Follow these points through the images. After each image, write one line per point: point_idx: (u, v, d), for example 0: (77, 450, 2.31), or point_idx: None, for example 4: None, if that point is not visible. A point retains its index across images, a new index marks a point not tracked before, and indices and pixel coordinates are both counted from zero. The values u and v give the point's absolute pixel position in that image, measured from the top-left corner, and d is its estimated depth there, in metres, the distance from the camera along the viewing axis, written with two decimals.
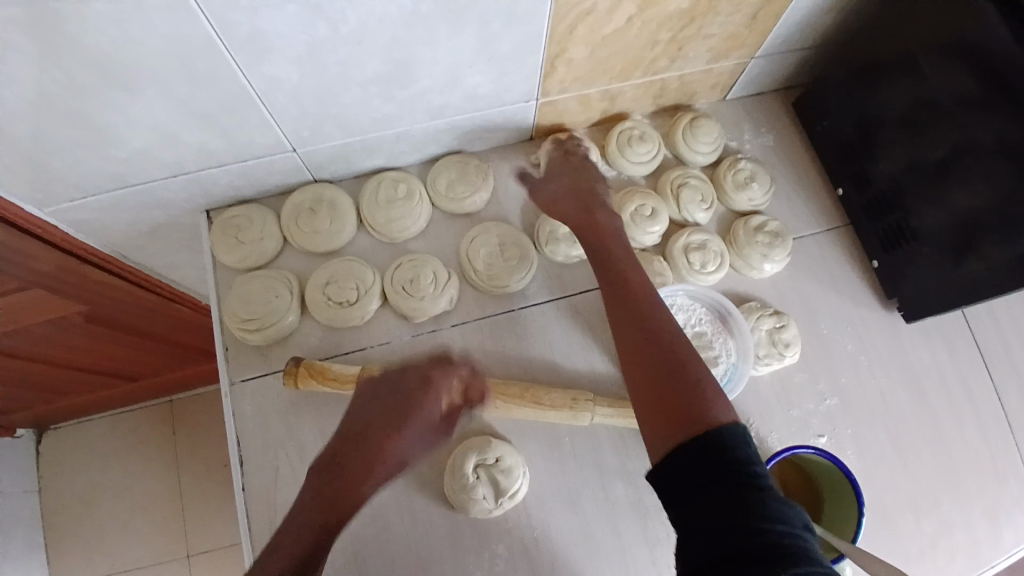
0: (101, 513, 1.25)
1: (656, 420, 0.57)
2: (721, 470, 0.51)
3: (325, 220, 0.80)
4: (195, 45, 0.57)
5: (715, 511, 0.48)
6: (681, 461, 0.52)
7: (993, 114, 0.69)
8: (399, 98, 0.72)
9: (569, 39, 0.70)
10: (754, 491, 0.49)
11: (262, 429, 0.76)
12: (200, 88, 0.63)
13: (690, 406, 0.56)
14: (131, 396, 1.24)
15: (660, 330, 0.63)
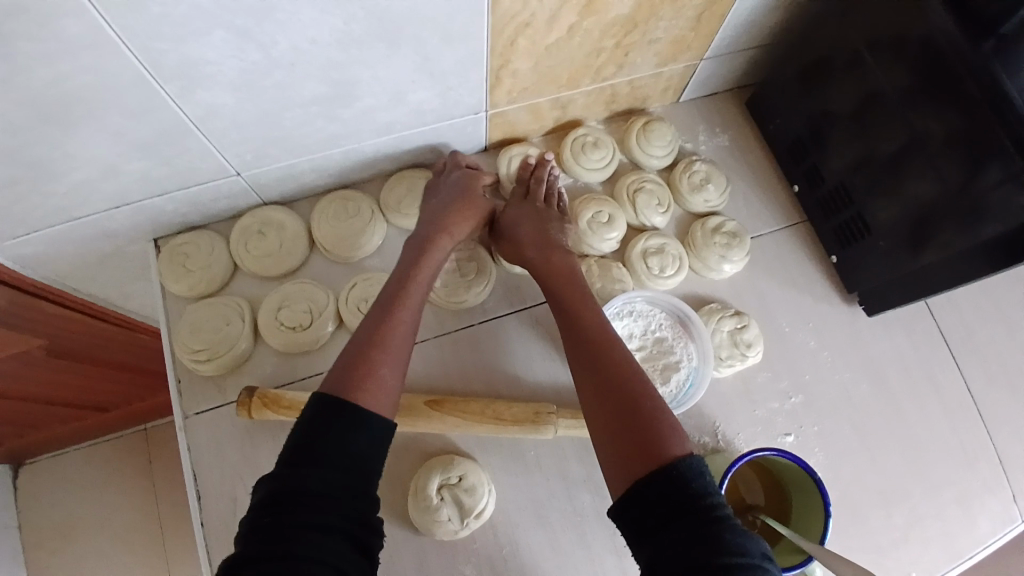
0: (78, 549, 1.18)
1: (616, 458, 0.57)
2: (678, 509, 0.51)
3: (274, 243, 0.79)
4: (123, 76, 0.55)
5: (673, 553, 0.49)
6: (639, 502, 0.53)
7: (939, 106, 0.67)
8: (343, 117, 0.71)
9: (512, 51, 0.70)
10: (709, 529, 0.49)
11: (219, 459, 0.76)
12: (135, 118, 0.61)
13: (648, 440, 0.56)
14: (104, 426, 1.18)
15: (616, 359, 0.63)
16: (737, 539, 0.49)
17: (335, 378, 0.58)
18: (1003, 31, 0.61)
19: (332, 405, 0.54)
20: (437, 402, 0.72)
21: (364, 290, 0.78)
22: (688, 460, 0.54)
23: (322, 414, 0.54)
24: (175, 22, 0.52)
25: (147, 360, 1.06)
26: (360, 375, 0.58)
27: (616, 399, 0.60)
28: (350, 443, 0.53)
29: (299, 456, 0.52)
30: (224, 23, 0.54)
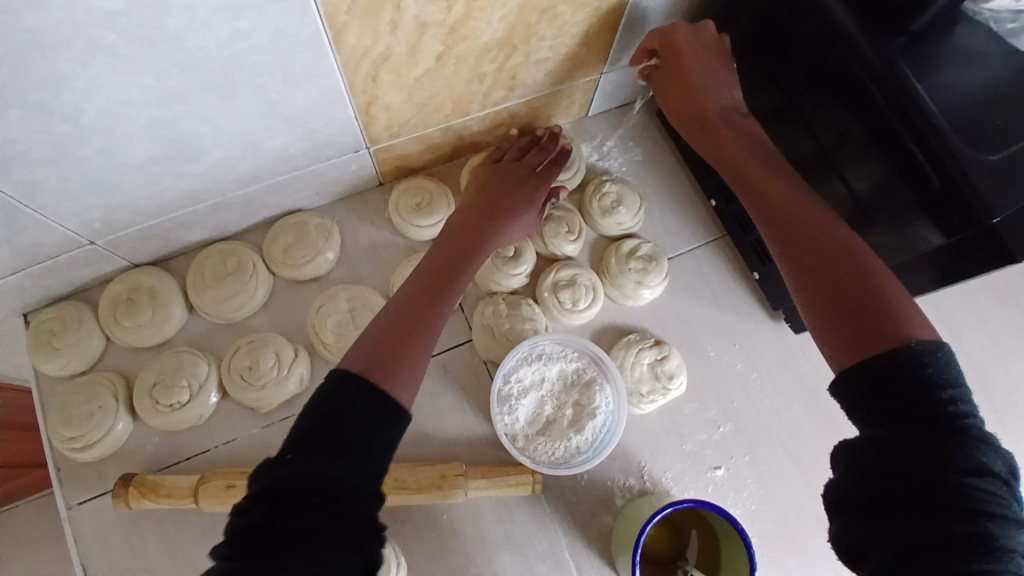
0: None
1: (836, 334, 0.47)
2: (922, 401, 0.42)
3: (146, 311, 0.71)
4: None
5: (896, 458, 0.41)
6: (877, 385, 0.43)
7: (848, 110, 0.63)
8: (194, 173, 0.63)
9: (376, 87, 0.63)
10: (959, 432, 0.41)
11: (107, 554, 0.69)
12: None
13: (880, 308, 0.46)
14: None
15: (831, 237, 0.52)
16: (964, 448, 0.40)
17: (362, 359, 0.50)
18: (914, 30, 0.59)
19: (358, 388, 0.46)
20: None
21: (248, 356, 0.70)
22: (942, 348, 0.43)
23: (353, 395, 0.45)
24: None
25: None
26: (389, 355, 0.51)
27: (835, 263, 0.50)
28: (384, 434, 0.45)
29: (321, 436, 0.43)
30: (12, 102, 0.47)
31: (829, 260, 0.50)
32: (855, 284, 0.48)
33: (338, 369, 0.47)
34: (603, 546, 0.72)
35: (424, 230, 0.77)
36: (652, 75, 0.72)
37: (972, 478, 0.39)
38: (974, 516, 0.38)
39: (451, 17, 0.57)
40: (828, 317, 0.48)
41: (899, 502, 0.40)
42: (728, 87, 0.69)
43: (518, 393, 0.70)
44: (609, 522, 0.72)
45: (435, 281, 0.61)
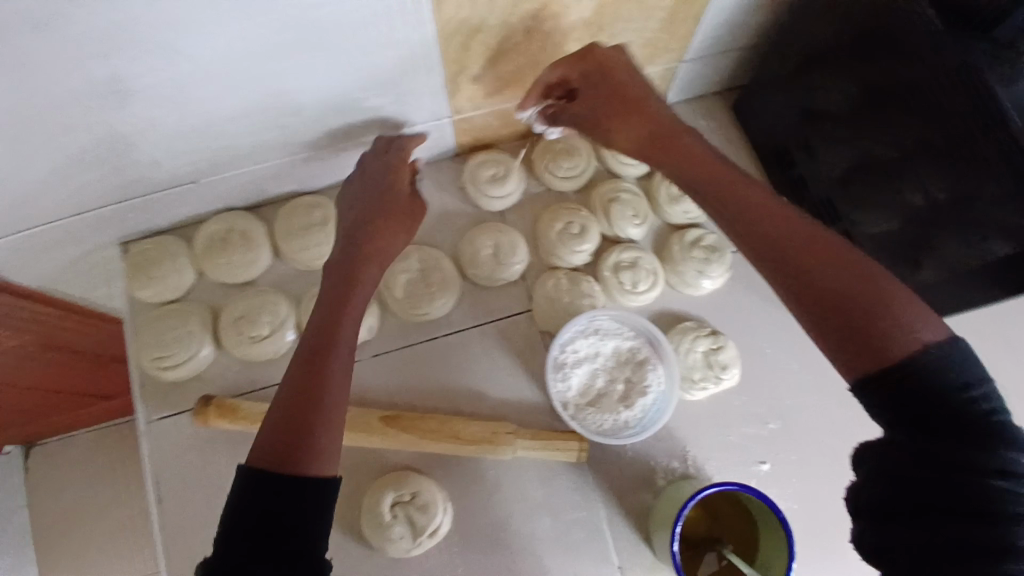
0: (71, 540, 1.21)
1: (839, 348, 0.46)
2: (946, 408, 0.43)
3: (236, 251, 0.77)
4: (52, 94, 0.53)
5: (921, 465, 0.43)
6: (899, 395, 0.44)
7: (933, 114, 0.61)
8: (291, 126, 0.68)
9: (467, 57, 0.66)
10: (984, 437, 0.42)
11: (180, 467, 0.75)
12: (75, 133, 0.58)
13: (885, 299, 0.45)
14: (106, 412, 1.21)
15: (818, 249, 0.48)
16: (992, 451, 0.41)
17: (265, 441, 0.50)
18: (997, 36, 0.58)
19: (260, 483, 0.47)
20: (392, 418, 0.71)
21: None
22: (959, 346, 0.44)
23: (255, 489, 0.47)
24: (89, 39, 0.49)
25: (107, 347, 1.02)
26: (296, 437, 0.50)
27: (827, 284, 0.47)
28: (315, 504, 0.48)
29: (243, 525, 0.46)
30: (144, 38, 0.51)
31: (802, 264, 0.48)
32: (847, 303, 0.46)
33: (240, 469, 0.49)
34: (642, 523, 0.73)
35: (495, 201, 0.81)
36: (560, 113, 0.69)
37: (1000, 481, 0.41)
38: (1004, 520, 0.40)
39: None
40: (829, 332, 0.46)
41: (922, 506, 0.42)
42: (647, 105, 0.62)
43: (573, 362, 0.72)
44: (650, 501, 0.74)
45: (326, 334, 0.57)
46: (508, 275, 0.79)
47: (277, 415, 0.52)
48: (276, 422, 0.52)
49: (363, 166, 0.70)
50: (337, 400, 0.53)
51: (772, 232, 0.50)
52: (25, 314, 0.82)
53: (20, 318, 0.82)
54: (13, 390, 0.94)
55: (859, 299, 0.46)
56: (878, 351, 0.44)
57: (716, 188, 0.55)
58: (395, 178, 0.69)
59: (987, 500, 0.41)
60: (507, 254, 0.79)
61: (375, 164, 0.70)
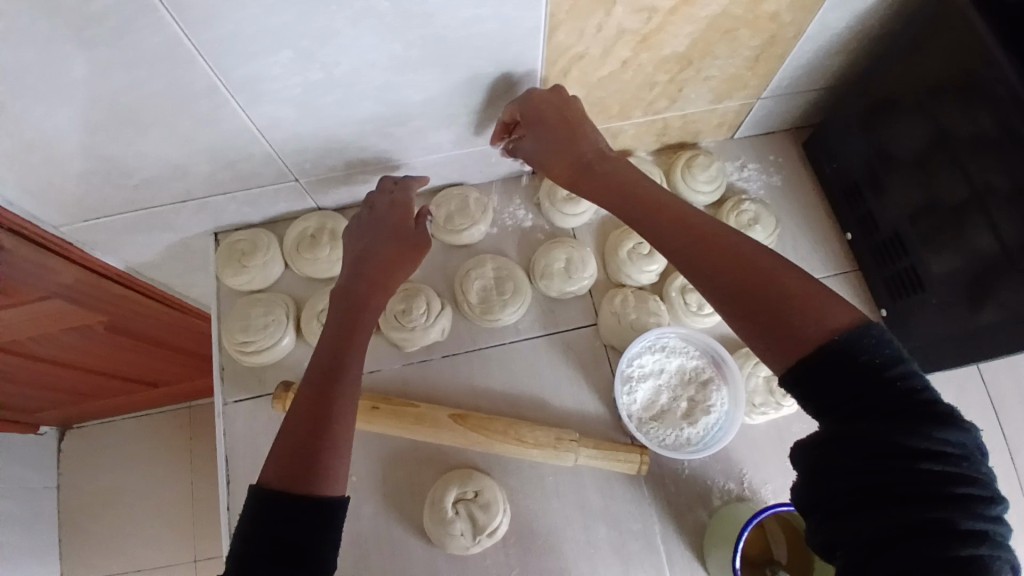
0: (119, 512, 1.29)
1: (767, 345, 0.50)
2: (870, 396, 0.45)
3: (325, 248, 0.82)
4: (199, 87, 0.59)
5: (852, 456, 0.45)
6: (822, 383, 0.46)
7: (1009, 160, 0.63)
8: (394, 135, 0.73)
9: (564, 81, 0.71)
10: (907, 419, 0.44)
11: (252, 448, 0.79)
12: (203, 125, 0.64)
13: (807, 300, 0.49)
14: (155, 397, 1.27)
15: (736, 258, 0.53)
16: (914, 434, 0.43)
17: (273, 467, 0.56)
18: None
19: (272, 506, 0.52)
20: (461, 417, 0.73)
21: (403, 301, 0.79)
22: (869, 328, 0.47)
23: (267, 511, 0.52)
24: (244, 41, 0.55)
25: (174, 334, 1.07)
26: (303, 463, 0.56)
27: (747, 289, 0.51)
28: (325, 525, 0.53)
29: (252, 548, 0.50)
30: (291, 44, 0.56)
31: (723, 271, 0.53)
32: (766, 303, 0.50)
33: (253, 491, 0.54)
34: (695, 540, 0.74)
35: (569, 218, 0.85)
36: (515, 147, 0.72)
37: (925, 463, 0.43)
38: (932, 499, 0.42)
39: (647, 27, 0.65)
40: (758, 333, 0.50)
41: (856, 495, 0.44)
42: (587, 134, 0.67)
43: (639, 376, 0.75)
44: (704, 519, 0.75)
45: (326, 366, 0.63)
46: (577, 288, 0.82)
47: (284, 444, 0.57)
48: (281, 451, 0.57)
49: (367, 213, 0.74)
50: (343, 422, 0.59)
51: (699, 249, 0.55)
52: (112, 297, 0.87)
53: (106, 300, 0.87)
54: (82, 367, 0.99)
55: (779, 298, 0.50)
56: (793, 340, 0.48)
57: (655, 218, 0.59)
58: (401, 216, 0.73)
59: (918, 484, 0.43)
60: (578, 268, 0.82)
61: (380, 209, 0.74)
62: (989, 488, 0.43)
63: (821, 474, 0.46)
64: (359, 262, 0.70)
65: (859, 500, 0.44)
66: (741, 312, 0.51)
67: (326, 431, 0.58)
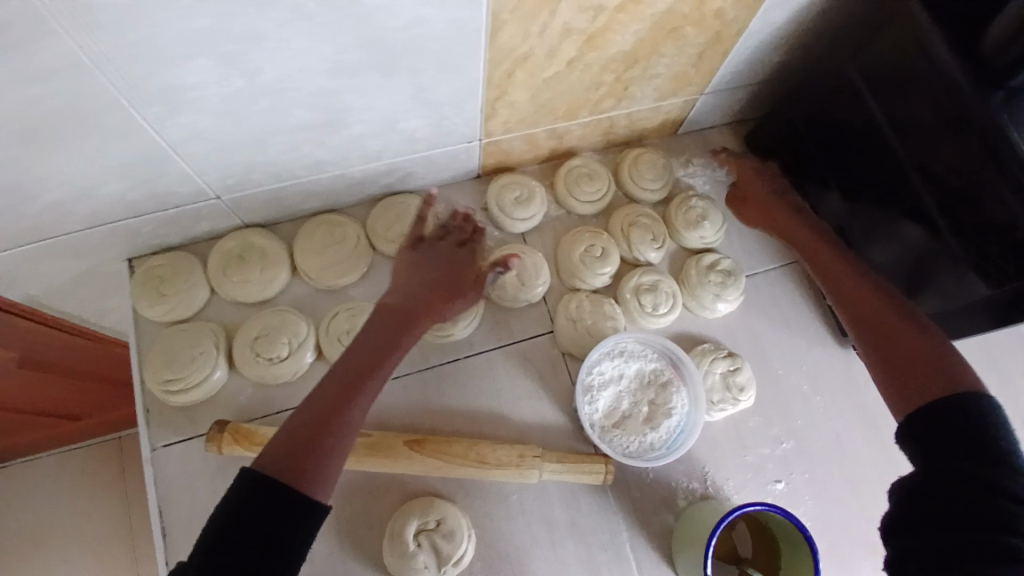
0: (46, 554, 1.14)
1: (902, 386, 0.55)
2: (976, 434, 0.48)
3: (255, 268, 0.75)
4: (100, 101, 0.51)
5: (949, 481, 0.46)
6: (934, 417, 0.51)
7: (948, 147, 0.65)
8: (329, 144, 0.67)
9: (509, 83, 0.67)
10: (1008, 462, 0.46)
11: (186, 494, 0.71)
12: (112, 143, 0.56)
13: (940, 357, 0.55)
14: (79, 430, 1.14)
15: (887, 320, 0.60)
16: (1018, 477, 0.45)
17: (278, 454, 0.52)
18: (1014, 85, 0.59)
19: (266, 489, 0.49)
20: (418, 442, 0.69)
21: (347, 321, 0.75)
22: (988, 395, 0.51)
23: (260, 496, 0.49)
24: (154, 50, 0.48)
25: (97, 364, 0.96)
26: (303, 454, 0.53)
27: (900, 345, 0.57)
28: (302, 523, 0.49)
29: (234, 534, 0.47)
30: (208, 51, 0.50)
31: (873, 326, 0.60)
32: (915, 356, 0.56)
33: (246, 469, 0.50)
34: (663, 544, 0.74)
35: (518, 223, 0.82)
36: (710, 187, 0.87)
37: (1021, 505, 0.44)
38: (1009, 535, 0.43)
39: (594, 26, 0.62)
40: (898, 377, 0.56)
41: (933, 519, 0.46)
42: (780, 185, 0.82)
43: (599, 384, 0.73)
44: (671, 522, 0.74)
45: (359, 365, 0.60)
46: (531, 296, 0.79)
47: (294, 424, 0.55)
48: (289, 439, 0.54)
49: (423, 241, 0.72)
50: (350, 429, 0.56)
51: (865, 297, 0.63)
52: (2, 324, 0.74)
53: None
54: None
55: (931, 353, 0.55)
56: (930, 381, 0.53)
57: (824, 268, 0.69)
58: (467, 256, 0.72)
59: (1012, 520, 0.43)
60: (530, 276, 0.79)
61: (439, 241, 0.72)
62: None
63: (914, 495, 0.48)
64: (424, 280, 0.68)
65: (951, 522, 0.45)
66: (887, 360, 0.57)
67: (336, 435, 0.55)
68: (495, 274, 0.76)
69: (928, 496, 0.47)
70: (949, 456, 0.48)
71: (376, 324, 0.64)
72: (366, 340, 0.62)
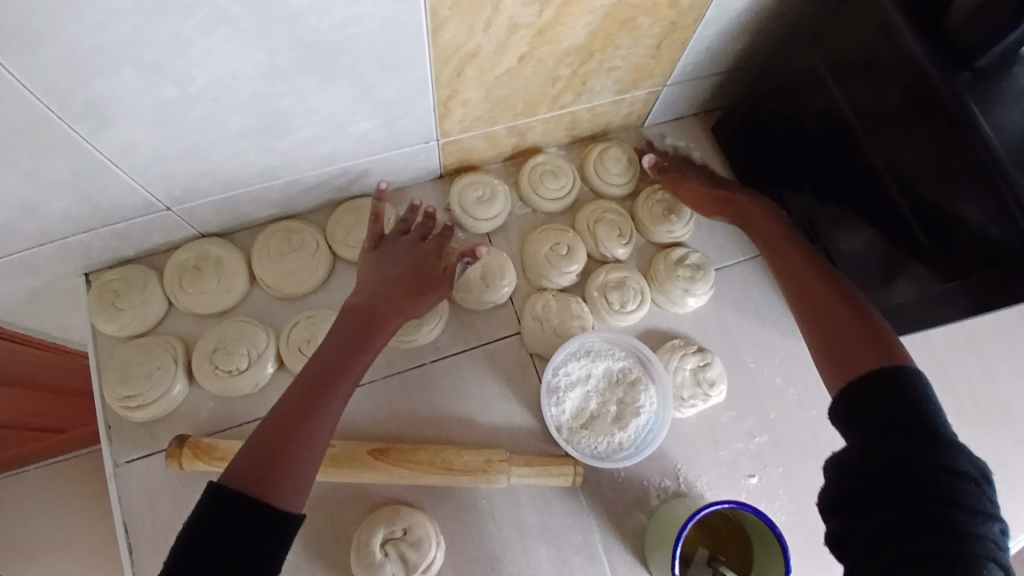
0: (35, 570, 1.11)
1: (840, 366, 0.55)
2: (906, 411, 0.48)
3: (212, 279, 0.74)
4: (26, 117, 0.49)
5: (880, 457, 0.46)
6: (870, 396, 0.50)
7: (914, 132, 0.64)
8: (276, 150, 0.66)
9: (459, 81, 0.65)
10: (937, 436, 0.46)
11: (151, 512, 0.70)
12: (46, 158, 0.55)
13: (878, 333, 0.56)
14: (57, 447, 1.10)
15: (830, 303, 0.60)
16: (947, 450, 0.45)
17: (242, 464, 0.51)
18: (979, 66, 0.59)
19: (231, 507, 0.47)
20: (382, 451, 0.68)
21: (307, 330, 0.73)
22: (916, 374, 0.51)
23: (222, 516, 0.47)
24: (75, 63, 0.46)
25: (53, 373, 0.93)
26: (270, 465, 0.51)
27: (841, 327, 0.57)
28: (274, 542, 0.48)
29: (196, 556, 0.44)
30: (131, 61, 0.48)
31: (814, 308, 0.60)
32: (858, 337, 0.56)
33: (212, 488, 0.48)
34: (636, 544, 0.73)
35: (481, 223, 0.80)
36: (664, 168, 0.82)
37: (952, 479, 0.44)
38: (942, 504, 0.43)
39: (541, 20, 0.60)
40: (836, 357, 0.56)
41: (867, 498, 0.46)
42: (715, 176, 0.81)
43: (566, 386, 0.72)
44: (644, 521, 0.73)
45: (327, 367, 0.58)
46: (496, 297, 0.78)
47: (260, 433, 0.53)
48: (253, 449, 0.51)
49: (385, 239, 0.70)
50: (320, 435, 0.54)
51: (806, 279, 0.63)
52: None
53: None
54: None
55: (873, 335, 0.56)
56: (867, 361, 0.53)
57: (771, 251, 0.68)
58: (432, 246, 0.71)
59: (943, 495, 0.43)
60: (495, 277, 0.78)
61: (400, 237, 0.71)
62: (1001, 523, 0.44)
63: (846, 473, 0.48)
64: (395, 277, 0.66)
65: (885, 500, 0.45)
66: (827, 342, 0.57)
67: (303, 443, 0.53)
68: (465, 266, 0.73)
69: (860, 473, 0.47)
70: (880, 432, 0.48)
71: (343, 321, 0.62)
72: (331, 339, 0.60)
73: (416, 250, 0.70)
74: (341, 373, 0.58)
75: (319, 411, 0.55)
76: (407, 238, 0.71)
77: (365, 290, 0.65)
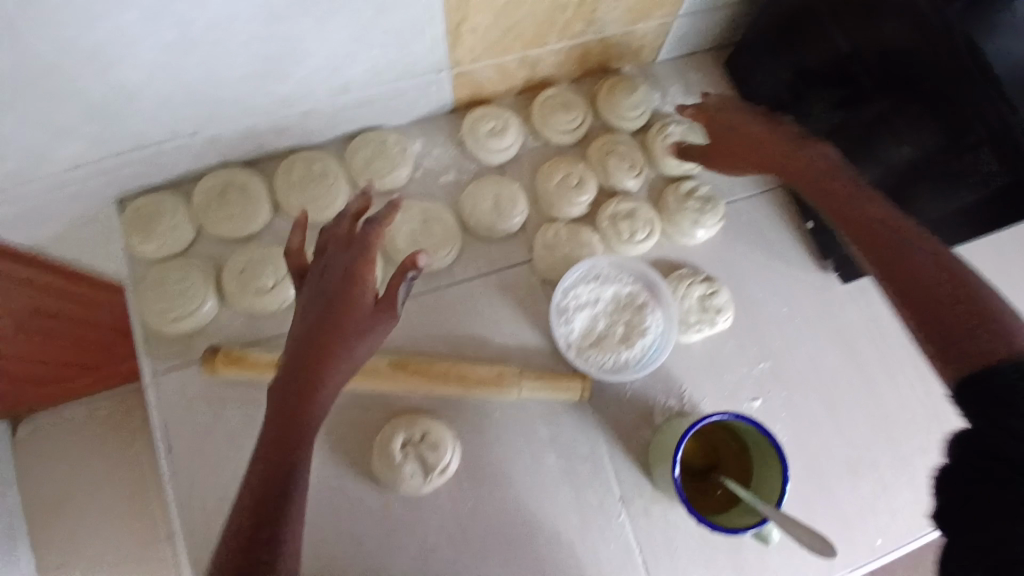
0: (63, 519, 1.11)
1: (934, 331, 0.54)
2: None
3: (238, 205, 0.78)
4: (62, 36, 0.53)
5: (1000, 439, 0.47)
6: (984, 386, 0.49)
7: (926, 65, 0.65)
8: (294, 76, 0.68)
9: (469, 6, 0.67)
10: None
11: (186, 420, 0.75)
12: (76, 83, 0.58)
13: (970, 298, 0.54)
14: (94, 388, 1.16)
15: (914, 268, 0.56)
16: None
17: (227, 547, 0.50)
18: None
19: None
20: (402, 364, 0.72)
21: None
22: None
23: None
24: None
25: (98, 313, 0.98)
26: (251, 545, 0.49)
27: (927, 294, 0.55)
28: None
29: None
30: None
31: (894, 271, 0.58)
32: (946, 296, 0.54)
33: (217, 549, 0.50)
34: (641, 458, 0.76)
35: (494, 154, 0.83)
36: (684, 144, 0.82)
37: None
38: None
39: None
40: (926, 316, 0.55)
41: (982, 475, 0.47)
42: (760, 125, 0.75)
43: (574, 307, 0.75)
44: (648, 437, 0.77)
45: (280, 430, 0.50)
46: (509, 226, 0.81)
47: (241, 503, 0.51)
48: (235, 532, 0.50)
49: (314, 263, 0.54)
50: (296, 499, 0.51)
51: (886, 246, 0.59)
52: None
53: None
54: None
55: (964, 302, 0.54)
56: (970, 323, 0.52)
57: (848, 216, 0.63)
58: (368, 250, 0.52)
59: None
60: (507, 206, 0.80)
61: (332, 247, 0.54)
62: None
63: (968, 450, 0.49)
64: (320, 317, 0.50)
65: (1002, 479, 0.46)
66: (912, 306, 0.56)
67: (278, 517, 0.50)
68: (411, 278, 0.53)
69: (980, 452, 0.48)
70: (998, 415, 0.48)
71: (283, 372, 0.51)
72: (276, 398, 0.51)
73: (343, 274, 0.52)
74: (297, 436, 0.51)
75: (285, 483, 0.50)
76: (335, 253, 0.53)
77: (296, 330, 0.51)
